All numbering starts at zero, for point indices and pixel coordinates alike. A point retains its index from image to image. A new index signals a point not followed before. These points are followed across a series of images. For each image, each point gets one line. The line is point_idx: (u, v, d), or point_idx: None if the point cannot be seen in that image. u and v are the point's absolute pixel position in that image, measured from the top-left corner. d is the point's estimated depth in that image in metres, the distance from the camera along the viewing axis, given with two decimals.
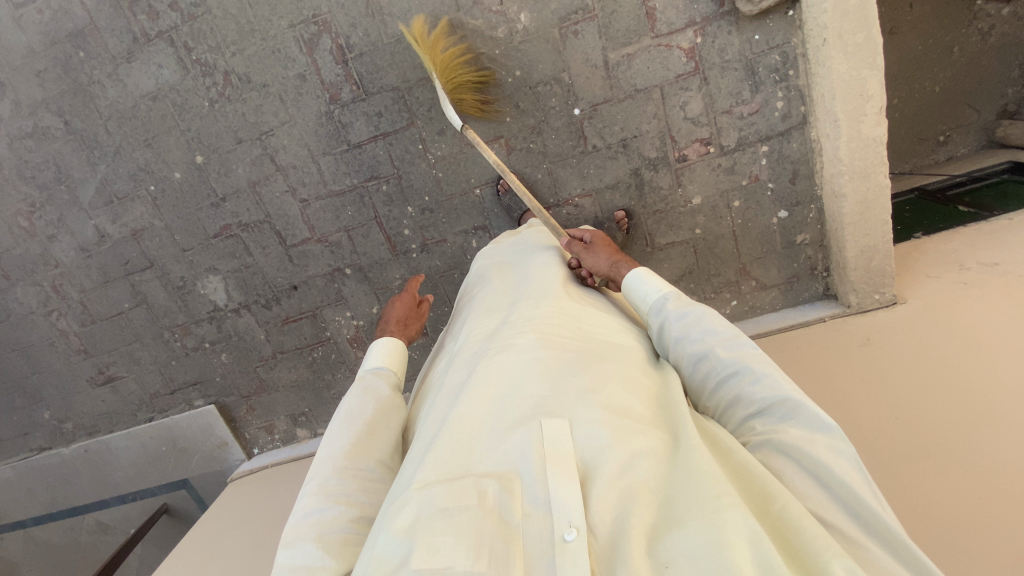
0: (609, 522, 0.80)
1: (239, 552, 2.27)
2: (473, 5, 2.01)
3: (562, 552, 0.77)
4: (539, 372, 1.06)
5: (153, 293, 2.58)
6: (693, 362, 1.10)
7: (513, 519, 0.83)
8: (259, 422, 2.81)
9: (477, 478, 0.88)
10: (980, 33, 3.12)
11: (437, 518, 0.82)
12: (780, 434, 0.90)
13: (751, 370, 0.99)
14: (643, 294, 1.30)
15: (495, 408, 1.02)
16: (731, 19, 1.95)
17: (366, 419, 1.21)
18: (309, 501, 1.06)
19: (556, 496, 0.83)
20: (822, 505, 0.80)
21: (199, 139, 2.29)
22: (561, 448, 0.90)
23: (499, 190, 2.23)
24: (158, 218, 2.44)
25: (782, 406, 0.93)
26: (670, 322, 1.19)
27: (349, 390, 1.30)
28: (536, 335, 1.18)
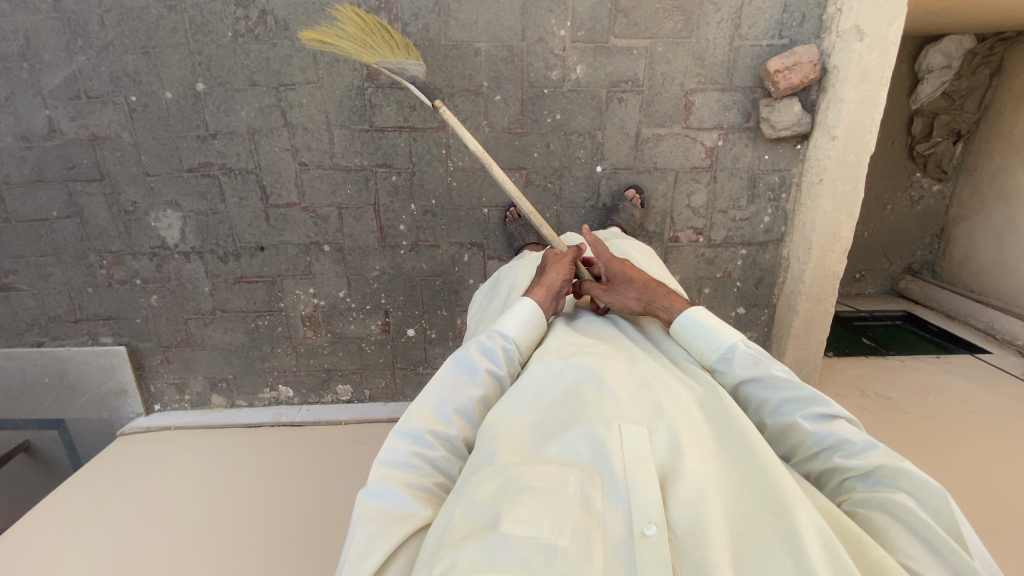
0: (686, 519, 0.87)
1: (133, 511, 2.10)
2: (537, 41, 2.05)
3: (642, 543, 0.84)
4: (616, 379, 1.13)
5: (93, 210, 2.28)
6: (780, 430, 1.13)
7: (594, 508, 0.90)
8: (171, 377, 2.58)
9: (560, 466, 0.95)
10: (909, 200, 3.74)
11: (524, 493, 0.90)
12: (881, 500, 0.93)
13: (846, 440, 1.03)
14: (700, 345, 1.28)
15: (573, 405, 1.09)
16: (752, 134, 2.17)
17: (471, 390, 1.19)
18: (400, 450, 1.07)
19: (635, 492, 0.90)
20: (917, 556, 0.84)
21: (207, 66, 2.10)
22: (642, 449, 0.96)
23: (506, 218, 2.30)
24: (128, 133, 2.18)
25: (880, 472, 0.97)
26: (744, 383, 1.20)
27: (464, 349, 1.24)
28: (610, 350, 1.26)
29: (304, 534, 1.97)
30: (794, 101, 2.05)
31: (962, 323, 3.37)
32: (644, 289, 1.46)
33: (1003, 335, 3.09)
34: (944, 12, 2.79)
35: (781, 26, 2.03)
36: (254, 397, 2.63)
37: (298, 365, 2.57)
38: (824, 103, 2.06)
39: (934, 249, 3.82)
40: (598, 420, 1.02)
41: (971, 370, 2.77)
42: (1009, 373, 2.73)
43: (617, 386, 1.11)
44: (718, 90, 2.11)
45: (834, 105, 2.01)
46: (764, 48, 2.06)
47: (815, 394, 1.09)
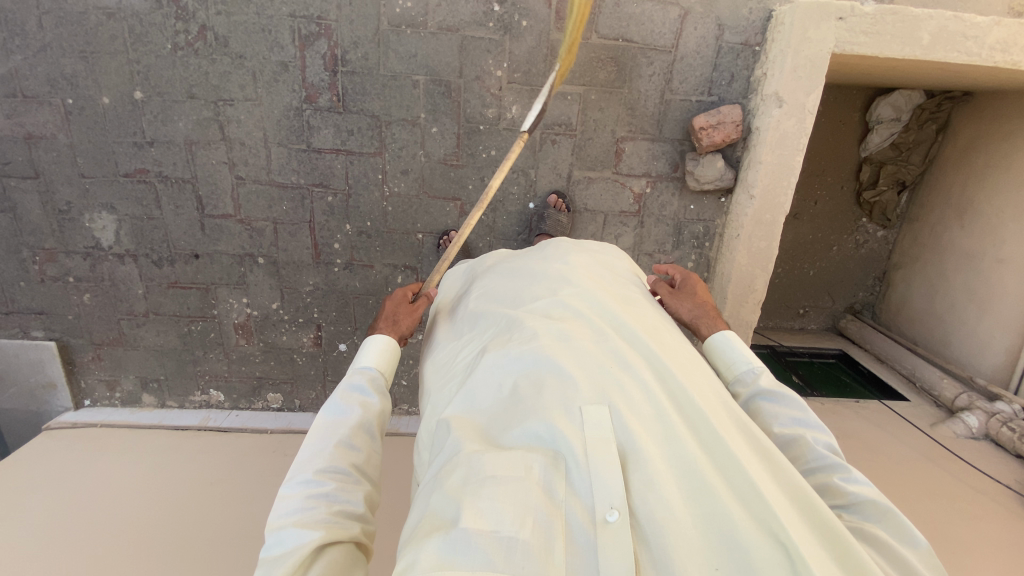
0: (648, 504, 0.84)
1: (40, 507, 2.10)
2: (474, 79, 2.09)
3: (604, 532, 0.81)
4: (579, 356, 1.06)
5: (27, 207, 2.29)
6: (782, 442, 1.14)
7: (558, 497, 0.86)
8: (101, 374, 2.61)
9: (523, 453, 0.90)
10: (855, 243, 3.84)
11: (487, 483, 0.85)
12: (867, 527, 0.93)
13: (846, 471, 1.03)
14: (731, 359, 1.36)
15: (532, 385, 1.02)
16: (678, 184, 2.25)
17: (348, 425, 1.19)
18: (290, 500, 1.04)
19: (598, 477, 0.86)
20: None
21: (145, 76, 2.11)
22: (602, 433, 0.91)
23: (439, 244, 2.33)
24: (65, 134, 2.19)
25: (871, 508, 0.96)
26: (759, 398, 1.25)
27: (332, 396, 1.26)
28: (573, 322, 1.18)
29: (208, 539, 2.02)
30: (717, 158, 2.13)
31: (889, 367, 3.50)
32: (698, 306, 1.54)
33: (922, 383, 3.22)
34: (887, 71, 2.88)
35: (710, 83, 2.10)
36: (185, 398, 2.68)
37: (229, 371, 2.62)
38: (746, 161, 2.14)
39: (875, 291, 3.95)
40: (560, 405, 0.96)
41: (881, 419, 2.91)
42: (916, 425, 2.87)
43: (580, 365, 1.04)
44: (647, 139, 2.18)
45: (754, 165, 2.09)
46: (693, 103, 2.13)
47: (827, 429, 1.13)
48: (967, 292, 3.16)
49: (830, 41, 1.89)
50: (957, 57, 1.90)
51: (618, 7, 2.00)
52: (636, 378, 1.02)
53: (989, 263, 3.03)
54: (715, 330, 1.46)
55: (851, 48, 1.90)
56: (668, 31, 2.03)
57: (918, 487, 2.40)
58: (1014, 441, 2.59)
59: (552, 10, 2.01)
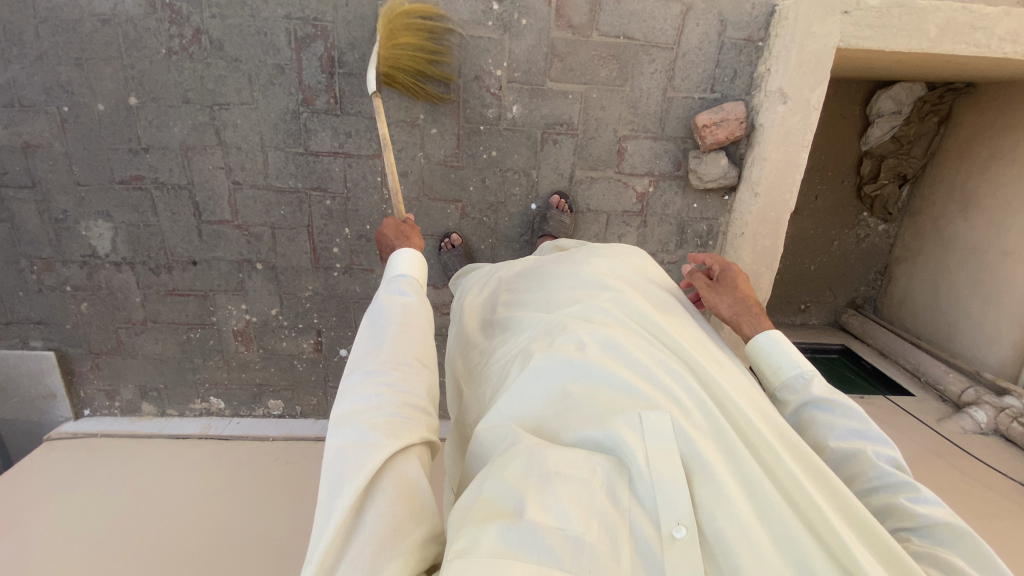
0: (716, 522, 0.81)
1: (43, 520, 2.07)
2: (474, 79, 2.06)
3: (671, 546, 0.78)
4: (634, 363, 1.03)
5: (22, 216, 2.25)
6: (840, 458, 1.08)
7: (621, 504, 0.82)
8: (100, 384, 2.58)
9: (585, 455, 0.87)
10: (855, 237, 3.82)
11: (550, 482, 0.82)
12: (943, 553, 0.88)
13: (912, 488, 0.99)
14: (779, 362, 1.29)
15: (588, 390, 0.99)
16: (681, 183, 2.23)
17: (395, 326, 1.15)
18: (351, 393, 1.00)
19: (662, 486, 0.83)
20: None
21: (140, 81, 2.07)
22: (666, 439, 0.88)
23: (440, 247, 2.30)
24: (59, 141, 2.15)
25: (944, 531, 0.92)
26: (812, 408, 1.19)
27: (374, 300, 1.22)
28: (624, 325, 1.14)
29: (217, 549, 1.99)
30: (721, 156, 2.11)
31: (892, 362, 3.49)
32: (739, 301, 1.48)
33: (926, 378, 3.21)
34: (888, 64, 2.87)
35: (713, 80, 2.07)
36: (185, 407, 2.65)
37: (229, 378, 2.59)
38: (750, 158, 2.12)
39: (876, 285, 3.94)
40: (620, 410, 0.93)
41: (889, 415, 2.89)
42: (924, 421, 2.86)
43: (636, 373, 1.01)
44: (649, 138, 2.15)
45: (759, 162, 2.07)
46: (696, 100, 2.10)
47: (889, 443, 1.08)
48: (972, 285, 3.14)
49: (835, 36, 1.86)
50: (964, 49, 1.88)
51: (618, 4, 1.97)
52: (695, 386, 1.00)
53: (994, 255, 3.02)
54: (760, 329, 1.40)
55: (857, 42, 1.88)
56: (670, 28, 2.00)
57: (928, 484, 2.39)
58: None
59: (552, 7, 1.97)
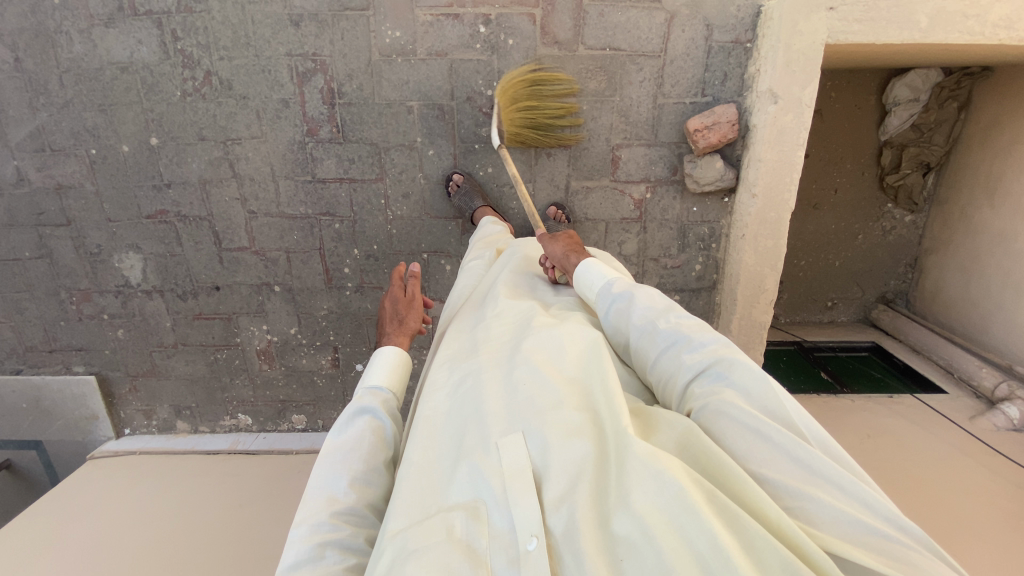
0: (561, 520, 0.83)
1: (91, 530, 2.24)
2: (466, 100, 2.13)
3: (526, 562, 0.80)
4: (484, 398, 1.08)
5: (62, 252, 2.45)
6: (641, 342, 1.15)
7: (480, 545, 0.85)
8: (138, 405, 2.76)
9: (443, 515, 0.90)
10: (881, 230, 3.69)
11: (405, 557, 0.83)
12: (723, 391, 0.94)
13: (688, 340, 1.06)
14: (589, 283, 1.37)
15: (453, 439, 1.05)
16: (679, 188, 2.23)
17: (360, 457, 1.15)
18: (303, 549, 1.00)
19: (515, 512, 0.87)
20: (770, 458, 0.83)
21: (160, 123, 2.24)
22: (516, 462, 0.93)
23: (448, 191, 2.23)
24: (90, 182, 2.34)
25: (718, 366, 0.98)
26: (612, 310, 1.26)
27: (337, 424, 1.23)
28: (491, 357, 1.21)
29: (247, 560, 2.08)
30: (716, 158, 2.10)
31: (925, 358, 3.34)
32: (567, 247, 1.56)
33: (960, 374, 3.06)
34: (893, 53, 2.78)
35: (703, 84, 2.07)
36: (216, 423, 2.81)
37: (255, 396, 2.73)
38: (746, 160, 2.10)
39: (907, 278, 3.78)
40: (474, 449, 0.98)
41: (915, 414, 2.79)
42: (954, 419, 2.73)
43: (491, 404, 1.06)
44: (643, 145, 2.17)
45: (754, 163, 2.05)
46: (688, 105, 2.10)
47: (667, 301, 1.18)
48: (1002, 275, 2.99)
49: (823, 32, 1.84)
50: (960, 37, 1.82)
51: (601, 18, 2.00)
52: (542, 392, 1.04)
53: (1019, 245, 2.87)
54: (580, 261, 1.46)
55: (845, 37, 1.84)
56: (655, 36, 2.01)
57: (957, 486, 2.28)
58: None
59: (537, 26, 2.02)
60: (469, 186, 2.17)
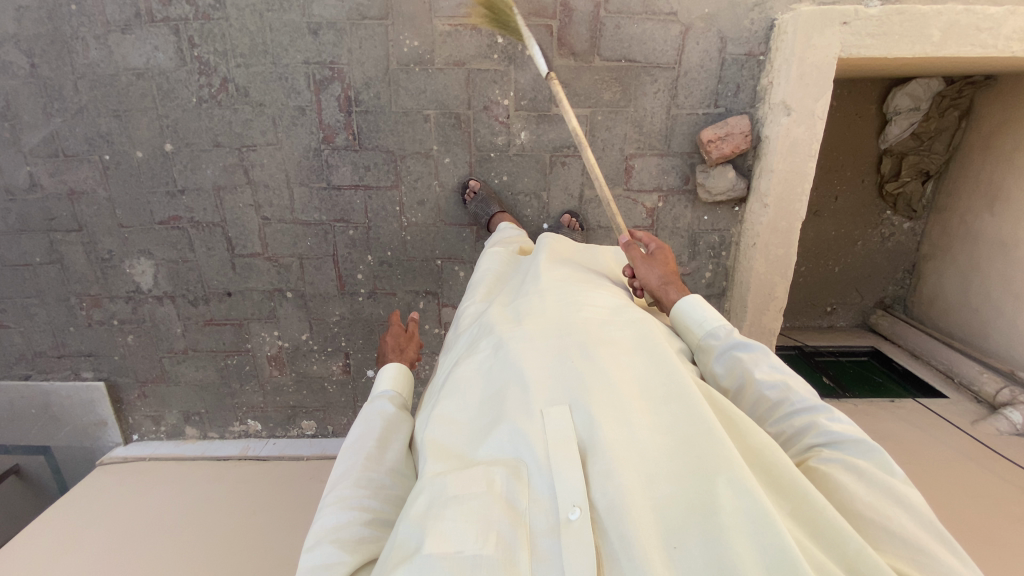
0: (607, 496, 0.86)
1: (104, 536, 2.24)
2: (482, 109, 2.15)
3: (566, 531, 0.85)
4: (536, 363, 1.08)
5: (72, 257, 2.44)
6: (762, 394, 1.11)
7: (520, 504, 0.90)
8: (147, 410, 2.75)
9: (485, 469, 0.94)
10: (880, 236, 3.75)
11: (449, 507, 0.89)
12: (852, 464, 0.94)
13: (828, 411, 1.04)
14: (696, 319, 1.30)
15: (497, 396, 1.07)
16: (691, 197, 2.27)
17: (376, 437, 1.24)
18: (328, 509, 1.09)
19: (558, 478, 0.90)
20: (870, 523, 0.85)
21: (175, 129, 2.24)
22: (563, 433, 0.95)
23: (463, 199, 2.26)
24: (103, 188, 2.33)
25: (853, 445, 0.97)
26: (732, 354, 1.19)
27: (358, 415, 1.33)
28: (538, 324, 1.20)
29: (257, 567, 2.07)
30: (728, 168, 2.14)
31: (924, 363, 3.40)
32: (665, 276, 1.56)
33: (960, 379, 3.13)
34: (884, 66, 2.90)
35: (716, 95, 2.11)
36: (225, 429, 2.80)
37: (265, 401, 2.73)
38: (758, 170, 2.14)
39: (905, 284, 3.84)
40: (520, 412, 1.00)
41: (917, 418, 2.84)
42: (955, 423, 2.79)
43: (543, 369, 1.07)
44: (656, 155, 2.20)
45: (766, 173, 2.09)
46: (701, 116, 2.14)
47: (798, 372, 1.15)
48: (1001, 281, 3.06)
49: (836, 46, 1.88)
50: (971, 50, 1.87)
51: (618, 30, 2.03)
52: (599, 366, 1.03)
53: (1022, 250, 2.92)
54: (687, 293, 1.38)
55: (858, 51, 1.89)
56: (670, 48, 2.05)
57: (960, 490, 2.33)
58: None
59: (554, 37, 2.05)
60: (486, 193, 2.19)
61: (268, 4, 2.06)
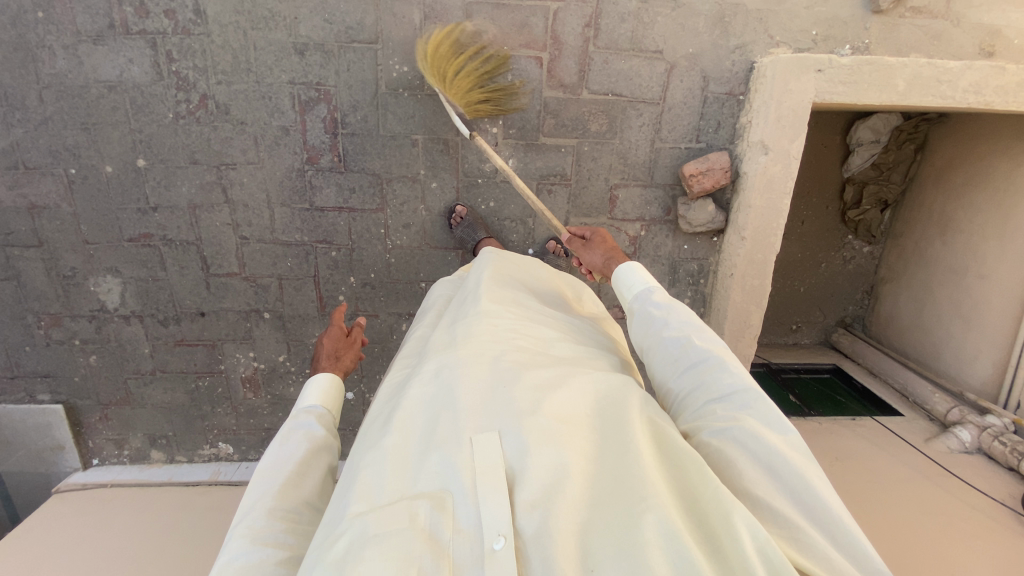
0: (535, 524, 0.79)
1: (68, 561, 2.13)
2: (471, 136, 2.16)
3: (492, 562, 0.75)
4: (467, 387, 1.01)
5: (31, 274, 2.31)
6: (669, 346, 1.14)
7: (445, 537, 0.79)
8: (109, 434, 2.62)
9: (408, 501, 0.83)
10: (842, 258, 3.94)
11: (368, 544, 0.75)
12: (743, 420, 0.93)
13: (719, 361, 1.06)
14: (629, 283, 1.37)
15: (424, 423, 0.98)
16: (672, 227, 2.33)
17: (296, 461, 1.05)
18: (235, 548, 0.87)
19: (485, 508, 0.81)
20: (769, 489, 0.86)
21: (148, 144, 2.15)
22: (491, 460, 0.87)
23: (450, 223, 2.26)
24: (68, 203, 2.22)
25: (743, 396, 0.98)
26: (650, 310, 1.26)
27: (276, 439, 1.10)
28: (469, 348, 1.13)
29: None
30: (708, 202, 2.22)
31: (882, 381, 3.59)
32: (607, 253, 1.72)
33: (914, 398, 3.31)
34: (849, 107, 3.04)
35: (698, 131, 2.18)
36: (194, 453, 2.70)
37: (237, 424, 2.65)
38: (736, 204, 2.23)
39: (864, 304, 4.05)
40: (447, 439, 0.92)
41: (877, 436, 3.00)
42: (910, 441, 2.96)
43: (474, 394, 1.00)
44: (640, 186, 2.26)
45: (744, 208, 2.18)
46: (683, 150, 2.21)
47: (705, 325, 1.17)
48: (953, 307, 3.26)
49: (812, 92, 1.98)
50: (932, 100, 2.00)
51: (606, 65, 2.08)
52: (528, 394, 0.98)
53: (971, 278, 3.14)
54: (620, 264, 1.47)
55: (831, 97, 1.99)
56: (655, 84, 2.11)
57: (919, 509, 2.47)
58: (1005, 455, 2.65)
59: (543, 69, 2.08)
60: (473, 219, 2.20)
61: (253, 22, 2.01)
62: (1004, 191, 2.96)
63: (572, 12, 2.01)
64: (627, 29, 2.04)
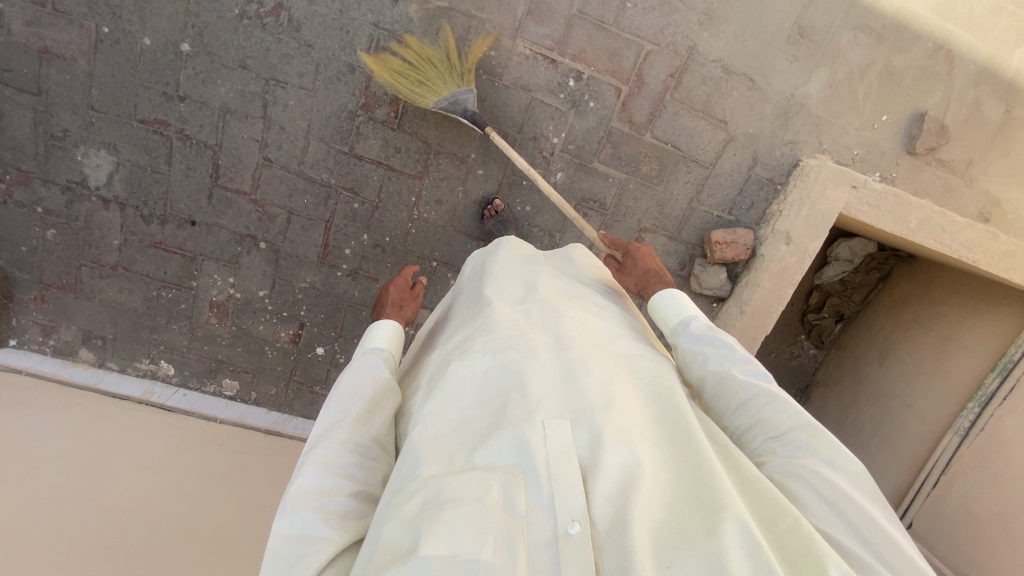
0: (608, 517, 0.82)
1: None
2: (531, 138, 2.18)
3: (566, 544, 0.79)
4: (537, 371, 1.03)
5: (15, 121, 2.06)
6: (714, 383, 1.17)
7: (518, 512, 0.82)
8: (39, 317, 2.35)
9: (482, 471, 0.87)
10: (789, 354, 4.15)
11: (446, 507, 0.80)
12: (804, 458, 0.98)
13: (772, 396, 1.08)
14: (666, 313, 1.41)
15: (493, 400, 1.00)
16: (681, 282, 2.44)
17: (365, 401, 1.12)
18: (307, 470, 0.96)
19: (558, 488, 0.84)
20: (830, 527, 0.89)
21: (200, 31, 2.00)
22: (564, 446, 0.89)
23: (482, 213, 2.25)
24: (87, 61, 2.01)
25: (799, 432, 1.02)
26: (696, 344, 1.27)
27: (343, 373, 1.20)
28: (537, 335, 1.15)
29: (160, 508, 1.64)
30: (722, 270, 2.36)
31: None
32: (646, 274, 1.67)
33: None
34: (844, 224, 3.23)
35: (732, 204, 2.32)
36: (129, 364, 2.45)
37: (188, 347, 2.46)
38: (744, 280, 2.38)
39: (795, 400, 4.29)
40: (519, 417, 0.94)
41: None
42: None
43: (545, 379, 1.02)
44: (666, 236, 2.35)
45: (752, 286, 2.33)
46: (714, 216, 2.34)
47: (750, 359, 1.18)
48: (875, 428, 3.51)
49: (842, 204, 2.18)
50: (934, 244, 2.25)
51: (675, 116, 2.18)
52: (600, 390, 1.00)
53: (897, 404, 3.42)
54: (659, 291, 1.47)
55: (856, 213, 2.20)
56: (710, 150, 2.24)
57: None
58: None
59: (619, 100, 2.15)
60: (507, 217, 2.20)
61: None
62: (945, 338, 3.30)
63: (662, 58, 2.11)
64: (704, 91, 2.16)
